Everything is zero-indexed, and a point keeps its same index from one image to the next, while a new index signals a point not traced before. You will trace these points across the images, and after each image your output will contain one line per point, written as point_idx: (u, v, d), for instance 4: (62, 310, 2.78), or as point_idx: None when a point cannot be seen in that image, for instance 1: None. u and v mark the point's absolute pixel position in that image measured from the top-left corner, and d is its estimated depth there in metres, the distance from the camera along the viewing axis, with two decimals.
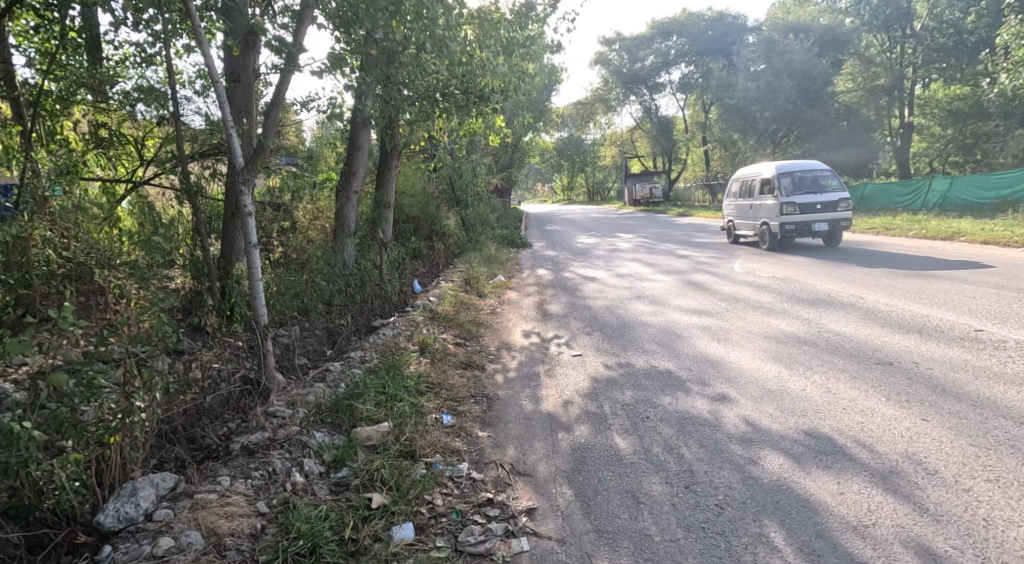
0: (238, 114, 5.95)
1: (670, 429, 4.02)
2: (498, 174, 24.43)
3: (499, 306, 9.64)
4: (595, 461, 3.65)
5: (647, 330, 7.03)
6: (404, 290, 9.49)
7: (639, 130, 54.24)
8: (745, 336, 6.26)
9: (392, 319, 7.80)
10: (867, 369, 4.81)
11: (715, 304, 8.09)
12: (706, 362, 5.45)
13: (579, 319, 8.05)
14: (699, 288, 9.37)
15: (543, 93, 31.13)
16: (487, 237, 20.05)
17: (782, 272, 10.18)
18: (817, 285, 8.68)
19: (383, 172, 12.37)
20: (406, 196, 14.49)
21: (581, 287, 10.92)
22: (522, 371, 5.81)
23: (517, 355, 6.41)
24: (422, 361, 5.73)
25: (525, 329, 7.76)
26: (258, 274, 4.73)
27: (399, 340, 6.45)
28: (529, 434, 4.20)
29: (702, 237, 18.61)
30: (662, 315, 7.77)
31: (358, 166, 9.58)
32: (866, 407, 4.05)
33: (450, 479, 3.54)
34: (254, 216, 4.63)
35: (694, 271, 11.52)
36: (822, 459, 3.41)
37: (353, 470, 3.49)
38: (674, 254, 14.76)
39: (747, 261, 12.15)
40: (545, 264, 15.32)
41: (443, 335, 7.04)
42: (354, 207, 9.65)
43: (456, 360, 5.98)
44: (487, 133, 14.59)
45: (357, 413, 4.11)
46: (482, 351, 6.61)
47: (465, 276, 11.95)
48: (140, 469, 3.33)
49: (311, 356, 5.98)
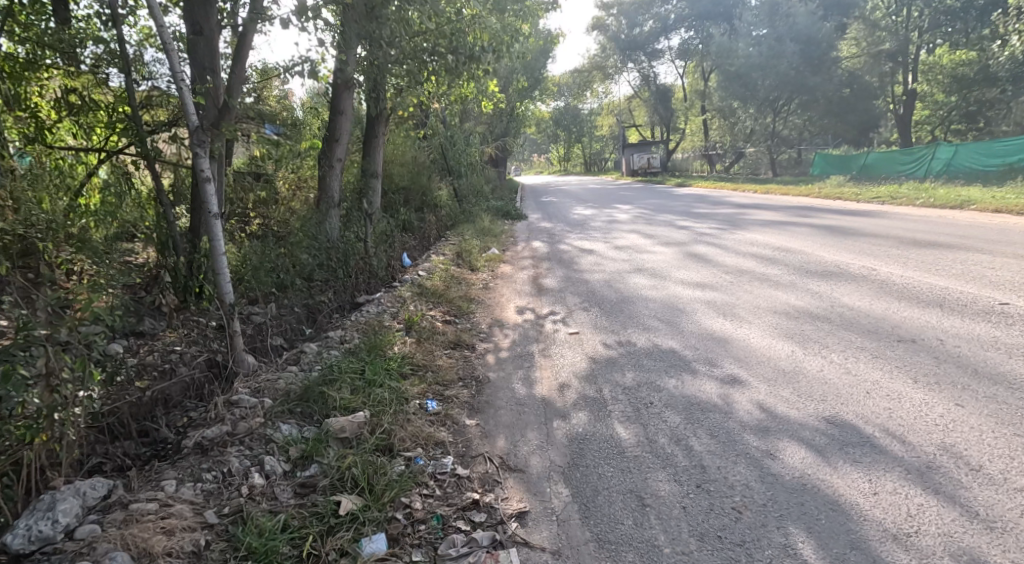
0: (200, 72, 5.62)
1: (678, 417, 3.63)
2: (492, 143, 23.86)
3: (492, 280, 9.22)
4: (594, 455, 3.26)
5: (647, 305, 6.63)
6: (393, 264, 9.06)
7: (637, 99, 53.35)
8: (753, 311, 5.86)
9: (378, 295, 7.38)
10: (889, 347, 4.42)
11: (719, 277, 7.69)
12: (712, 341, 5.05)
13: (576, 294, 7.64)
14: (701, 260, 8.98)
15: (539, 60, 30.44)
16: (482, 208, 19.59)
17: (787, 242, 9.79)
18: (825, 256, 8.27)
19: (370, 142, 11.92)
20: (395, 165, 14.01)
21: (578, 260, 10.50)
22: (515, 351, 5.42)
23: (510, 333, 6.01)
24: (406, 341, 5.33)
25: (519, 305, 7.37)
26: (221, 249, 4.29)
27: (384, 318, 6.04)
28: (521, 422, 3.81)
29: (701, 208, 18.18)
30: (663, 289, 7.36)
31: (342, 132, 9.05)
32: (891, 391, 3.66)
33: (432, 477, 3.16)
34: (213, 182, 4.16)
35: (695, 242, 11.12)
36: (850, 452, 3.01)
37: (323, 469, 3.11)
38: (673, 225, 14.32)
39: (749, 231, 11.75)
40: (541, 236, 14.89)
41: (431, 312, 6.64)
42: (338, 176, 9.14)
43: (444, 339, 5.58)
44: (480, 99, 14.07)
45: (330, 401, 3.72)
46: (473, 329, 6.21)
47: (458, 249, 11.52)
48: (66, 474, 2.98)
49: (289, 334, 5.57)
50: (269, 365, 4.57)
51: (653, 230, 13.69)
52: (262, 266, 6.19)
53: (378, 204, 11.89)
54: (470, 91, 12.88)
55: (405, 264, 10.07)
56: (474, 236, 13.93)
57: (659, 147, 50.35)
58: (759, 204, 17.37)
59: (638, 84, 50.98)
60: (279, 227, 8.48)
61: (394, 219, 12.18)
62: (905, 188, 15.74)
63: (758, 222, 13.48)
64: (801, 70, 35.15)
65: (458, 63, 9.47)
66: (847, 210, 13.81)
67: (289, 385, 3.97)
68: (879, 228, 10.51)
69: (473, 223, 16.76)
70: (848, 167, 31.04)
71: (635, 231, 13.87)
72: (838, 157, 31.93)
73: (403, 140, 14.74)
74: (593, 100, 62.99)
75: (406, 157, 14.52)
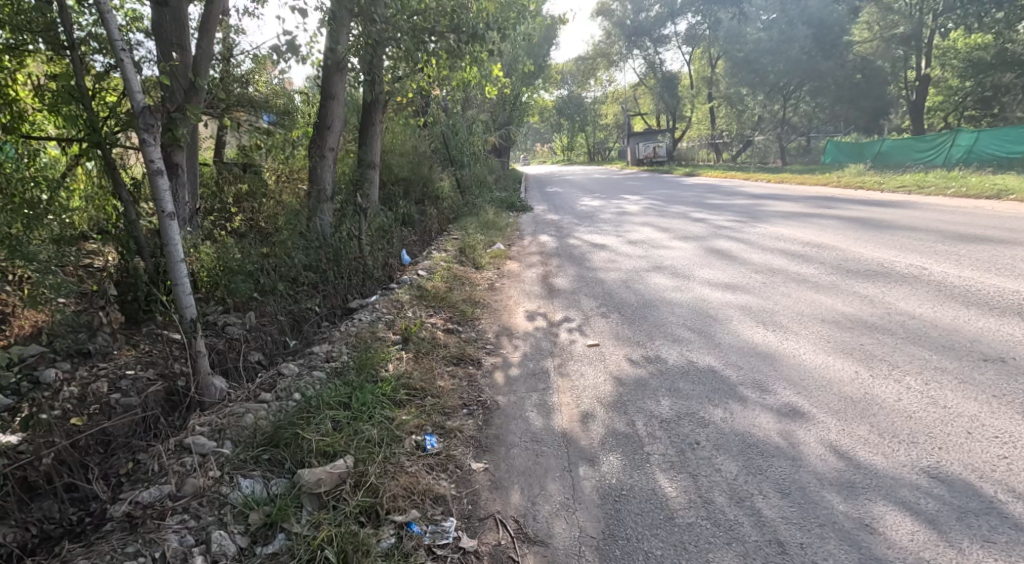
0: (165, 49, 4.93)
1: (734, 465, 2.96)
2: (496, 132, 23.08)
3: (497, 280, 8.51)
4: (636, 521, 2.63)
5: (673, 311, 5.93)
6: (390, 263, 8.36)
7: (643, 87, 52.35)
8: (795, 319, 5.17)
9: (373, 298, 6.69)
10: (975, 369, 3.71)
11: (749, 277, 6.98)
12: (757, 357, 4.36)
13: (591, 296, 6.93)
14: (725, 257, 8.27)
15: (544, 46, 29.69)
16: (485, 200, 18.90)
17: (816, 237, 9.07)
18: (863, 253, 7.56)
19: (365, 133, 11.23)
20: (393, 154, 13.31)
21: (589, 256, 9.79)
22: (527, 368, 4.73)
23: (520, 346, 5.31)
24: (402, 357, 4.64)
25: (528, 309, 6.67)
26: (180, 257, 3.57)
27: (378, 327, 5.36)
28: (540, 468, 3.12)
29: (714, 199, 17.44)
30: (685, 291, 6.65)
31: (333, 119, 8.34)
32: (999, 432, 2.98)
33: (432, 555, 2.55)
34: (165, 176, 3.41)
35: (714, 237, 10.41)
36: (969, 522, 2.44)
37: (288, 548, 2.50)
38: (687, 218, 13.58)
39: (771, 225, 11.02)
40: (547, 229, 14.17)
41: (430, 319, 5.94)
42: (330, 166, 8.41)
43: (446, 353, 4.89)
44: (483, 84, 13.33)
45: (304, 445, 3.04)
46: (478, 339, 5.52)
47: (460, 245, 10.80)
48: None
49: (269, 349, 4.89)
50: (240, 388, 3.92)
51: (665, 223, 12.96)
52: (240, 269, 5.45)
53: (375, 199, 11.22)
54: (472, 75, 12.12)
55: (403, 262, 9.36)
56: (477, 231, 13.21)
57: (665, 136, 49.40)
58: (775, 194, 16.62)
59: (643, 72, 50.07)
60: (266, 224, 7.77)
61: (392, 213, 11.46)
62: (930, 177, 14.95)
63: (778, 214, 12.73)
64: (812, 55, 34.20)
65: (460, 43, 8.70)
66: (872, 201, 13.04)
67: (260, 420, 3.32)
68: (913, 221, 9.78)
69: (476, 215, 16.01)
70: (861, 156, 30.17)
71: (647, 224, 13.13)
72: (850, 145, 31.05)
73: (402, 129, 13.99)
74: (597, 88, 61.97)
75: (405, 147, 13.78)
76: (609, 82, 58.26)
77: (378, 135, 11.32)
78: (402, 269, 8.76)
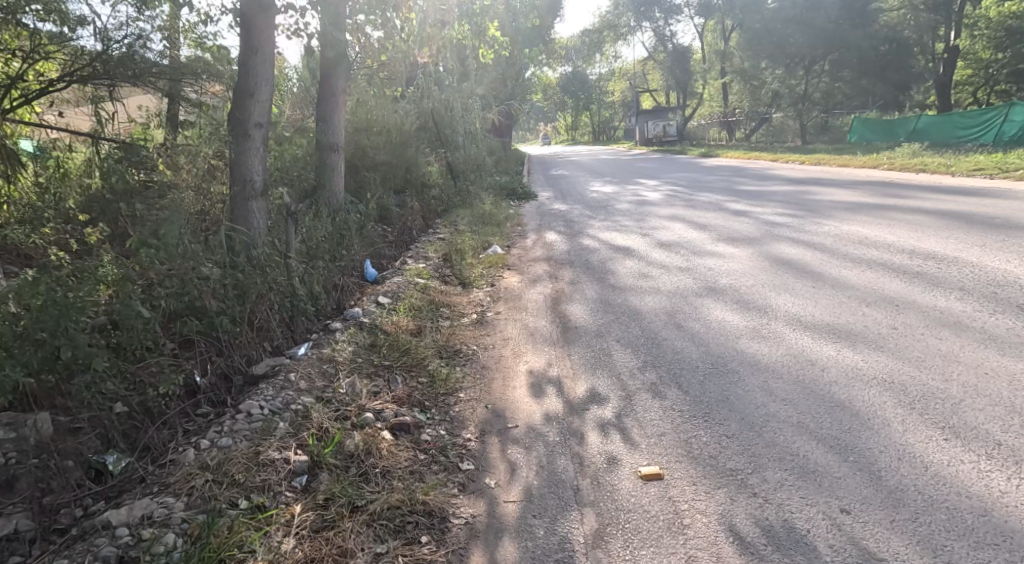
0: None
1: None
2: (495, 107, 20.59)
3: (489, 305, 6.29)
4: None
5: (766, 384, 3.67)
6: (342, 285, 6.16)
7: (652, 60, 49.58)
8: (1009, 424, 2.92)
9: (299, 352, 4.49)
10: None
11: (856, 312, 4.76)
12: (1010, 550, 2.22)
13: (626, 344, 4.70)
14: (802, 274, 6.04)
15: (548, 14, 27.34)
16: (482, 185, 16.63)
17: (916, 243, 6.80)
18: (1011, 273, 5.29)
19: (324, 108, 8.95)
20: (368, 133, 11.03)
21: (611, 267, 7.55)
22: (533, 537, 2.55)
23: (519, 465, 3.11)
24: (296, 537, 2.44)
25: (533, 368, 4.45)
26: None
27: (274, 429, 3.18)
28: None
29: (746, 186, 15.14)
30: (771, 341, 4.40)
31: (259, 84, 5.96)
32: None
33: None
34: None
35: (768, 239, 8.15)
36: None
37: None
38: (723, 210, 11.28)
39: (837, 222, 8.76)
40: (554, 223, 11.89)
41: (376, 399, 3.72)
42: (259, 149, 6.04)
43: (379, 502, 2.69)
44: (477, 46, 10.99)
45: None
46: (449, 447, 3.30)
47: (446, 250, 8.57)
48: None
49: (56, 492, 2.85)
50: None
51: (699, 217, 10.65)
52: (57, 330, 2.99)
53: (342, 191, 9.00)
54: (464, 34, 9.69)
55: (367, 277, 7.14)
56: (470, 227, 10.96)
57: (676, 113, 46.80)
58: (819, 179, 14.32)
59: (653, 45, 47.42)
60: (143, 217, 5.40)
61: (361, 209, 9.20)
62: (1011, 159, 12.53)
63: (838, 206, 10.41)
64: (841, 26, 31.46)
65: None
66: (951, 189, 10.67)
67: None
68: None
69: (470, 205, 13.73)
70: (892, 135, 27.77)
71: (675, 219, 10.85)
72: (879, 122, 28.58)
73: (379, 105, 11.64)
74: (603, 62, 58.98)
75: (382, 125, 11.45)
76: (615, 56, 55.28)
77: (342, 110, 9.04)
78: (362, 288, 6.54)
